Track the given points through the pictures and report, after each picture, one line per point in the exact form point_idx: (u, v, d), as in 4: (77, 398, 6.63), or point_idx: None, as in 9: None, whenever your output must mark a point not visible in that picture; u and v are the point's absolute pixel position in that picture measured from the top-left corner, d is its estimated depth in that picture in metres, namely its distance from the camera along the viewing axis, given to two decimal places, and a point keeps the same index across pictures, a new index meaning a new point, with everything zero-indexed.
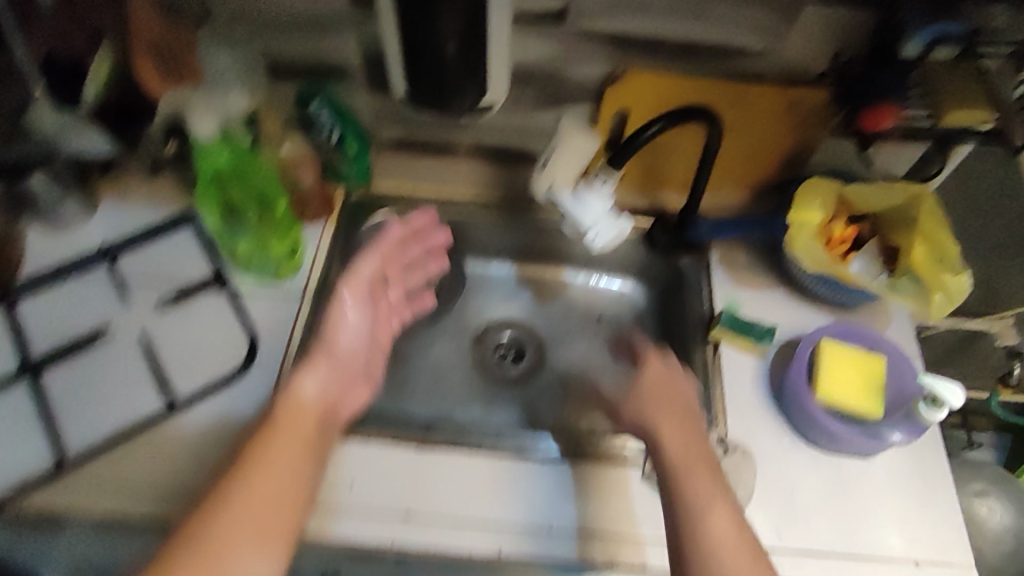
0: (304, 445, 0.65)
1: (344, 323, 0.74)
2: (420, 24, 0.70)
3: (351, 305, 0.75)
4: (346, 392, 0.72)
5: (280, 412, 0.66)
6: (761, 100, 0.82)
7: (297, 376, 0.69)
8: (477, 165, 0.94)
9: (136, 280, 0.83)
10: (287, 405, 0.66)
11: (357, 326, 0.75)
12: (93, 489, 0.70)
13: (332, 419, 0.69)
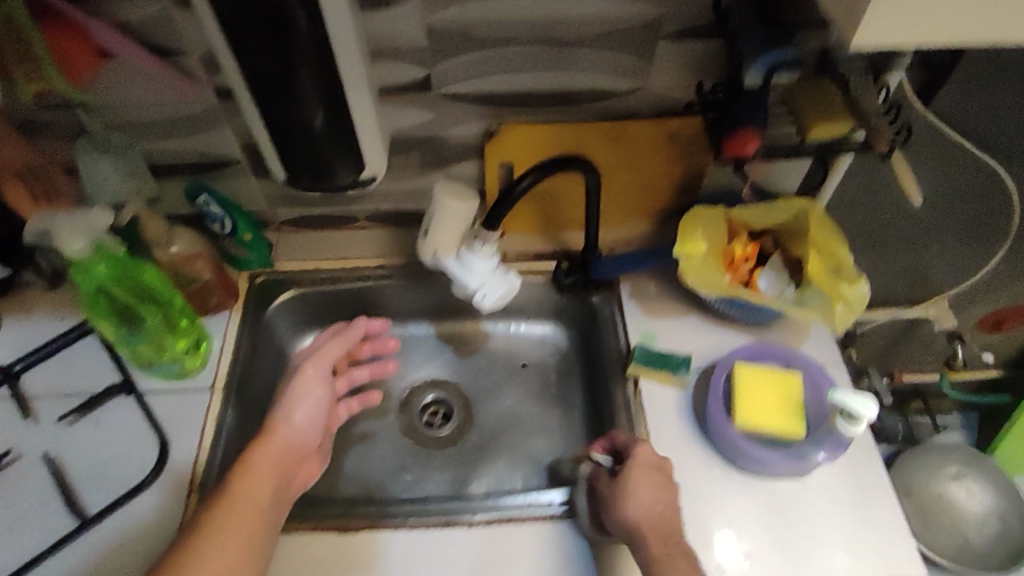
0: (257, 516, 0.68)
1: (309, 397, 0.79)
2: (278, 112, 0.71)
3: (319, 380, 0.80)
4: (301, 464, 0.76)
5: (242, 476, 0.70)
6: (636, 133, 0.83)
7: (257, 444, 0.73)
8: (380, 231, 0.96)
9: (41, 395, 0.82)
10: (246, 468, 0.70)
11: (309, 412, 0.78)
12: None
13: (286, 487, 0.73)
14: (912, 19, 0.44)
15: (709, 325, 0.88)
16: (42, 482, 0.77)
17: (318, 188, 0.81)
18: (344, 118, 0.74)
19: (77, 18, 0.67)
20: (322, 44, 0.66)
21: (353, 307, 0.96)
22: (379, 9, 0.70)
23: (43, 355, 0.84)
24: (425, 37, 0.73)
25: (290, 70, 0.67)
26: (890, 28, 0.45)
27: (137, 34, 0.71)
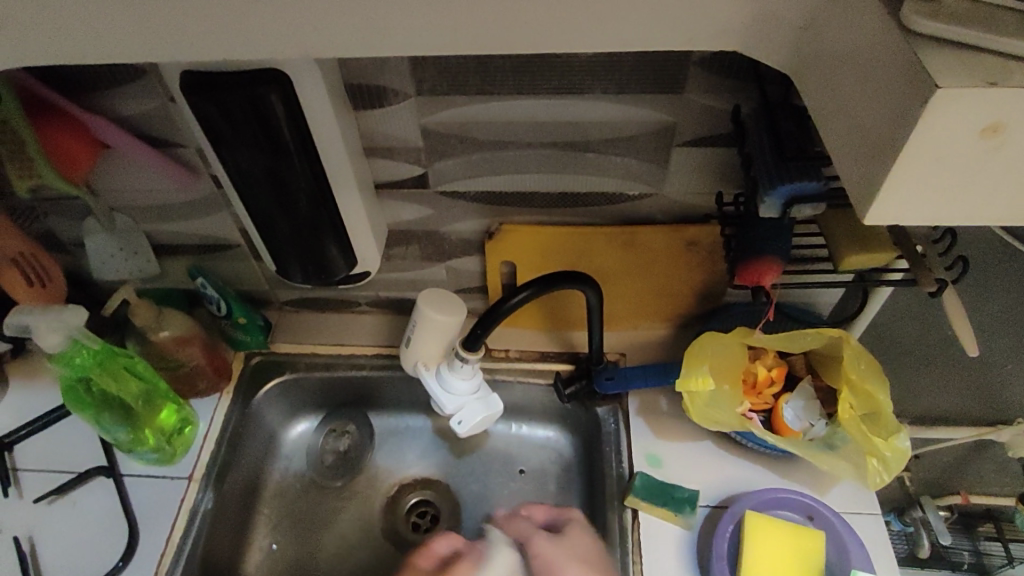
0: None
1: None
2: (261, 212, 0.69)
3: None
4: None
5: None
6: (648, 240, 0.76)
7: None
8: (382, 319, 0.94)
9: (34, 470, 0.84)
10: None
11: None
12: None
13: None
14: (938, 193, 0.37)
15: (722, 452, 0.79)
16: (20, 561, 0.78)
17: (313, 282, 0.78)
18: (334, 212, 0.71)
19: (74, 112, 0.67)
20: (309, 145, 0.64)
21: (349, 394, 0.94)
22: (372, 107, 0.67)
23: (41, 427, 0.87)
24: (420, 137, 0.69)
25: (278, 169, 0.64)
26: (911, 205, 0.37)
27: (136, 126, 0.70)
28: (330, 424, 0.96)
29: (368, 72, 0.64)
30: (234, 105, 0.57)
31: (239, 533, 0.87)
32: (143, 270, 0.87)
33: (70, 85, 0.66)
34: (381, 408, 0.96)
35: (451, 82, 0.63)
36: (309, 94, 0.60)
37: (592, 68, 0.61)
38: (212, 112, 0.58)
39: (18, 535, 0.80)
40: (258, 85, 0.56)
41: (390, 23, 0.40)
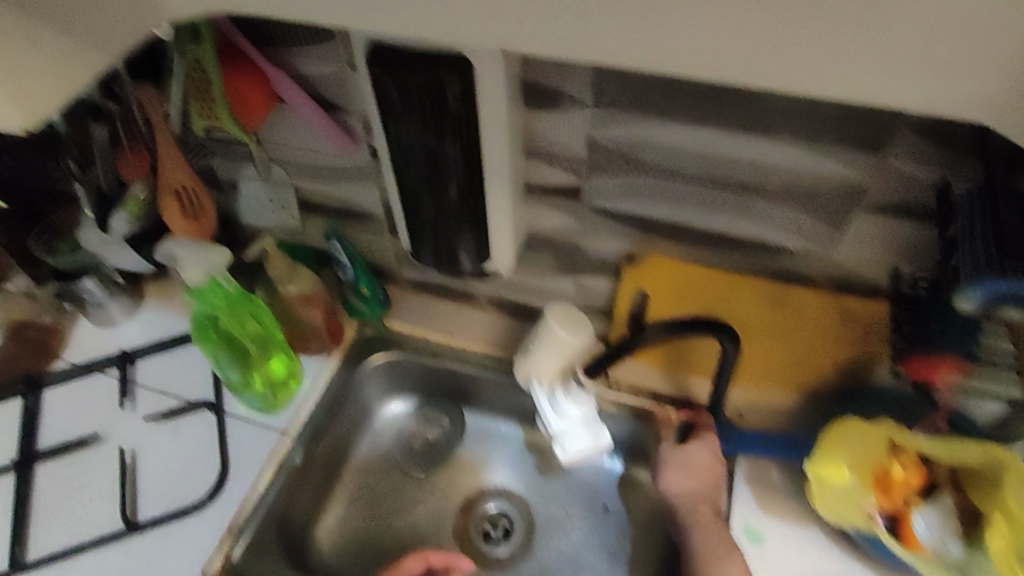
0: None
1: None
2: (411, 193, 0.69)
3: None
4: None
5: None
6: (802, 302, 0.72)
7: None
8: (497, 321, 0.93)
9: (152, 388, 0.90)
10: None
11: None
12: None
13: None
14: None
15: (832, 545, 0.72)
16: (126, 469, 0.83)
17: (442, 271, 0.78)
18: (483, 208, 0.70)
19: (259, 64, 0.69)
20: (474, 137, 0.62)
21: (448, 385, 0.94)
22: (544, 111, 0.65)
23: (168, 351, 0.93)
24: (584, 149, 0.67)
25: (438, 154, 0.63)
26: None
27: (313, 86, 0.72)
28: (424, 411, 0.96)
29: (549, 75, 0.61)
30: (413, 85, 0.57)
31: (321, 495, 0.89)
32: (286, 224, 0.92)
33: (263, 36, 0.69)
34: (475, 407, 0.95)
35: (631, 100, 0.60)
36: (490, 86, 0.59)
37: (788, 110, 0.56)
38: (388, 82, 0.58)
39: (128, 445, 0.85)
40: (442, 68, 0.56)
41: (601, 35, 0.37)
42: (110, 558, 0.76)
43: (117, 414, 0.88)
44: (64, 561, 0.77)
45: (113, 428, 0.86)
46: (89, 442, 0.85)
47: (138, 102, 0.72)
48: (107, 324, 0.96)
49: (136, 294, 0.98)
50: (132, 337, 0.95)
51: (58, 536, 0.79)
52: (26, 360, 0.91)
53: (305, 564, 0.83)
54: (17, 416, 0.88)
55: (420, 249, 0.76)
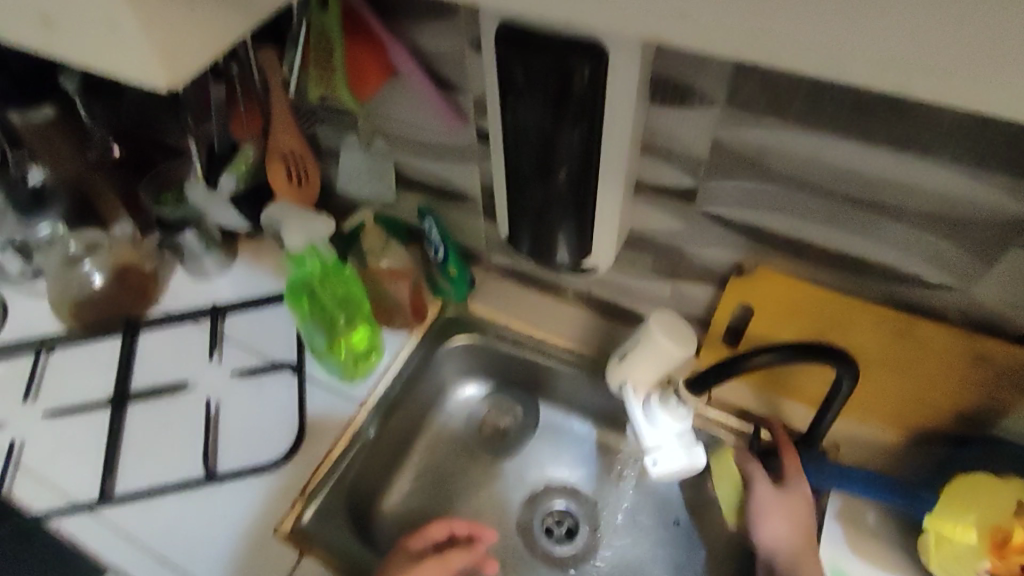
0: None
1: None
2: (518, 182, 0.68)
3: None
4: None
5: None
6: (928, 337, 0.64)
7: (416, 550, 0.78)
8: (583, 317, 0.92)
9: (239, 344, 0.93)
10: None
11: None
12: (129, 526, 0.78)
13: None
14: None
15: None
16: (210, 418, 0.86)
17: (535, 258, 0.77)
18: (590, 203, 0.68)
19: (379, 33, 0.68)
20: (594, 127, 0.60)
21: (523, 375, 0.94)
22: (671, 106, 0.61)
23: (258, 312, 0.95)
24: (708, 150, 0.63)
25: (553, 141, 0.61)
26: None
27: (428, 60, 0.71)
28: (498, 399, 0.96)
29: (683, 69, 0.57)
30: (540, 68, 0.55)
31: (391, 469, 0.89)
32: (381, 195, 0.92)
33: (386, 5, 0.68)
34: (550, 399, 0.95)
35: (770, 103, 0.56)
36: (621, 76, 0.55)
37: (950, 128, 0.51)
38: (515, 63, 0.56)
39: (213, 395, 0.88)
40: (573, 52, 0.53)
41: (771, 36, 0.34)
42: (188, 502, 0.79)
43: (204, 364, 0.91)
44: (144, 499, 0.80)
45: (200, 378, 0.89)
46: (176, 388, 0.88)
47: (257, 63, 0.72)
48: (200, 276, 1.00)
49: (230, 250, 1.01)
50: (225, 291, 0.99)
51: (142, 474, 0.82)
52: (127, 303, 0.96)
53: (370, 535, 0.84)
54: (115, 355, 0.92)
55: (520, 236, 0.75)
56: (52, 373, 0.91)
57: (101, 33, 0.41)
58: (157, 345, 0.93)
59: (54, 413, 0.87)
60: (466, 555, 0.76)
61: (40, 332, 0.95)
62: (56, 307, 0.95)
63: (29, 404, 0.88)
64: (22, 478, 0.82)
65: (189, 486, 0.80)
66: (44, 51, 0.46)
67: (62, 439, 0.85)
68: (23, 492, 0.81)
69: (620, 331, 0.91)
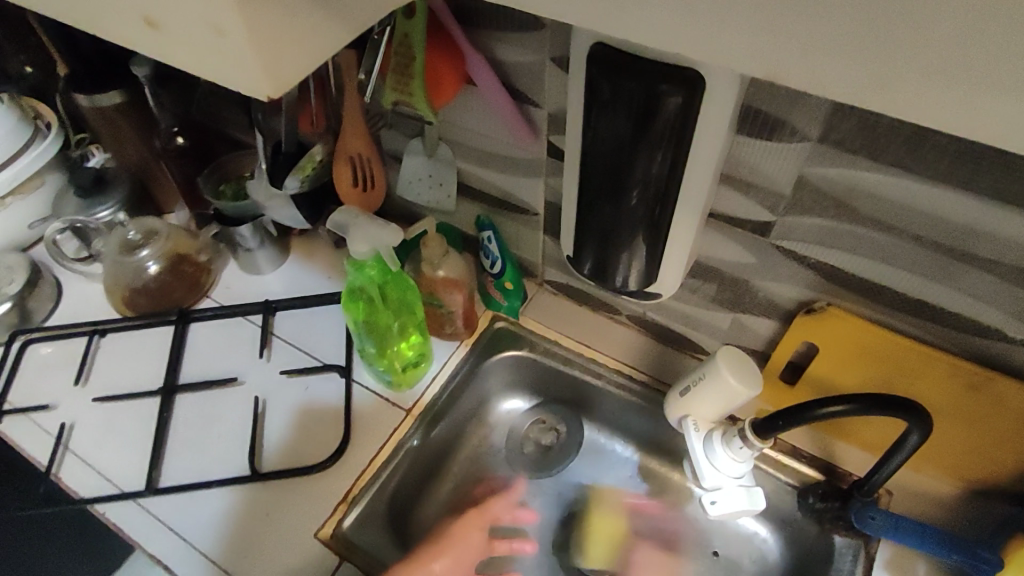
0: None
1: (466, 541, 0.81)
2: (589, 203, 0.67)
3: (478, 528, 0.83)
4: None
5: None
6: (1005, 393, 0.62)
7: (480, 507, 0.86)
8: (635, 338, 0.93)
9: (289, 343, 0.94)
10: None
11: (449, 562, 0.79)
12: (171, 519, 0.78)
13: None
14: None
15: None
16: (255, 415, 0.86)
17: (597, 282, 0.75)
18: (660, 232, 0.67)
19: (460, 42, 0.68)
20: (677, 155, 0.59)
21: (570, 392, 0.94)
22: (757, 138, 0.59)
23: (309, 312, 0.97)
24: (789, 186, 0.61)
25: (632, 165, 0.60)
26: None
27: (505, 73, 0.71)
28: (541, 414, 0.97)
29: (773, 101, 0.56)
30: (627, 92, 0.54)
31: (431, 476, 0.90)
32: (440, 203, 0.93)
33: (469, 17, 0.68)
34: (595, 418, 0.95)
35: (864, 142, 0.54)
36: (710, 104, 0.55)
37: None
38: (602, 84, 0.56)
39: (261, 392, 0.89)
40: (665, 78, 0.52)
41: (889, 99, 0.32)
42: (229, 499, 0.80)
43: (253, 361, 0.92)
44: (186, 492, 0.80)
45: (247, 374, 0.91)
46: (223, 382, 0.89)
47: (334, 65, 0.71)
48: (254, 270, 1.02)
49: (284, 247, 1.03)
50: (281, 288, 1.01)
51: (184, 466, 0.83)
52: (179, 294, 0.98)
53: (408, 543, 0.84)
54: (165, 345, 0.94)
55: (582, 255, 0.73)
56: (104, 358, 0.94)
57: (201, 39, 0.40)
58: (207, 337, 0.95)
59: (102, 398, 0.89)
60: (505, 501, 0.87)
61: (95, 317, 0.99)
62: (110, 292, 0.98)
63: (80, 387, 0.91)
64: (69, 460, 0.84)
65: (231, 483, 0.80)
66: (132, 46, 0.45)
67: (112, 426, 0.87)
68: (70, 474, 0.83)
69: (674, 357, 0.91)
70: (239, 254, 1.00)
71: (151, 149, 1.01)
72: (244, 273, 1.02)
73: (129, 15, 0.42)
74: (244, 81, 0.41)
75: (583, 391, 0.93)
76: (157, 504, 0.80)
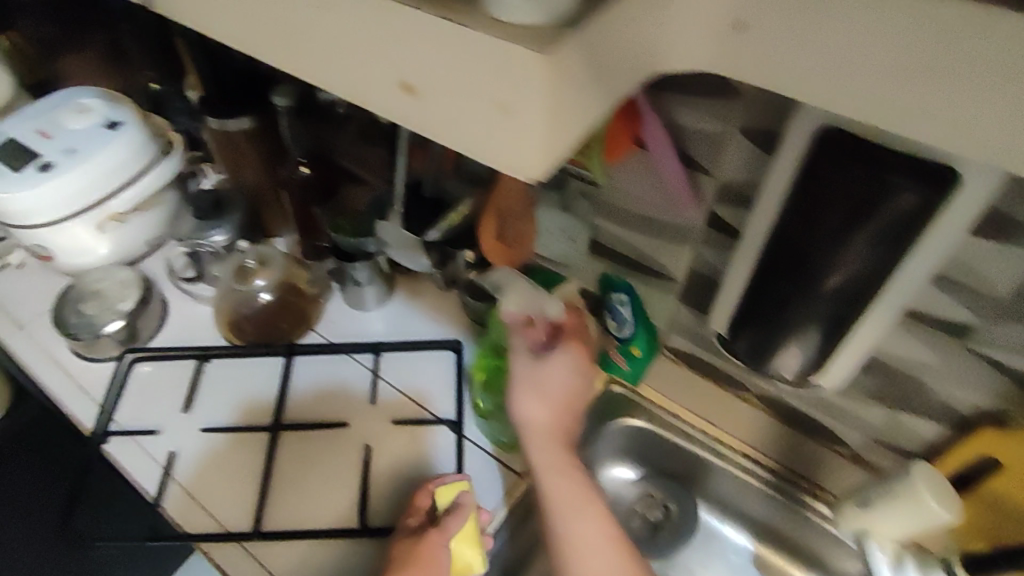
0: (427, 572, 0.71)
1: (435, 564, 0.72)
2: (765, 281, 0.66)
3: (442, 548, 0.73)
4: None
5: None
6: None
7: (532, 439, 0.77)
8: (760, 416, 0.90)
9: (396, 389, 0.91)
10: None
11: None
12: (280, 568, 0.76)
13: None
14: None
15: None
16: (364, 463, 0.84)
17: (750, 363, 0.73)
18: (840, 325, 0.65)
19: (643, 111, 0.69)
20: (893, 250, 0.57)
21: (683, 467, 0.92)
22: (983, 240, 0.58)
23: (415, 357, 0.93)
24: (1008, 291, 0.59)
25: (833, 253, 0.58)
26: None
27: (682, 139, 0.71)
28: (650, 489, 0.94)
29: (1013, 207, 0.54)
30: (848, 177, 0.54)
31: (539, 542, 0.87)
32: (568, 254, 0.92)
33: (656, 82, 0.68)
34: (708, 498, 0.93)
35: None
36: (951, 205, 0.53)
37: None
38: (820, 164, 0.56)
39: (370, 437, 0.86)
40: (901, 170, 0.51)
41: None
42: (340, 551, 0.78)
43: (361, 403, 0.89)
44: (293, 539, 0.78)
45: (356, 417, 0.88)
46: (331, 424, 0.87)
47: None
48: (359, 306, 0.99)
49: (391, 284, 1.00)
50: (386, 326, 0.98)
51: (290, 511, 0.80)
52: (286, 325, 0.95)
53: None
54: (271, 378, 0.92)
55: (742, 330, 0.72)
56: (208, 384, 0.92)
57: (476, 113, 0.42)
58: (312, 374, 0.92)
59: (210, 428, 0.87)
60: (461, 518, 0.74)
61: (200, 340, 0.97)
62: (218, 317, 0.96)
63: (186, 415, 0.89)
64: (173, 492, 0.82)
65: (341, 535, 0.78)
66: (390, 113, 0.47)
67: (218, 459, 0.85)
68: (172, 507, 0.81)
69: (801, 442, 0.88)
70: (349, 290, 0.97)
71: (272, 176, 0.99)
72: (349, 309, 1.00)
73: (386, 80, 0.45)
74: (516, 161, 0.43)
75: (701, 469, 0.91)
76: (262, 550, 0.77)
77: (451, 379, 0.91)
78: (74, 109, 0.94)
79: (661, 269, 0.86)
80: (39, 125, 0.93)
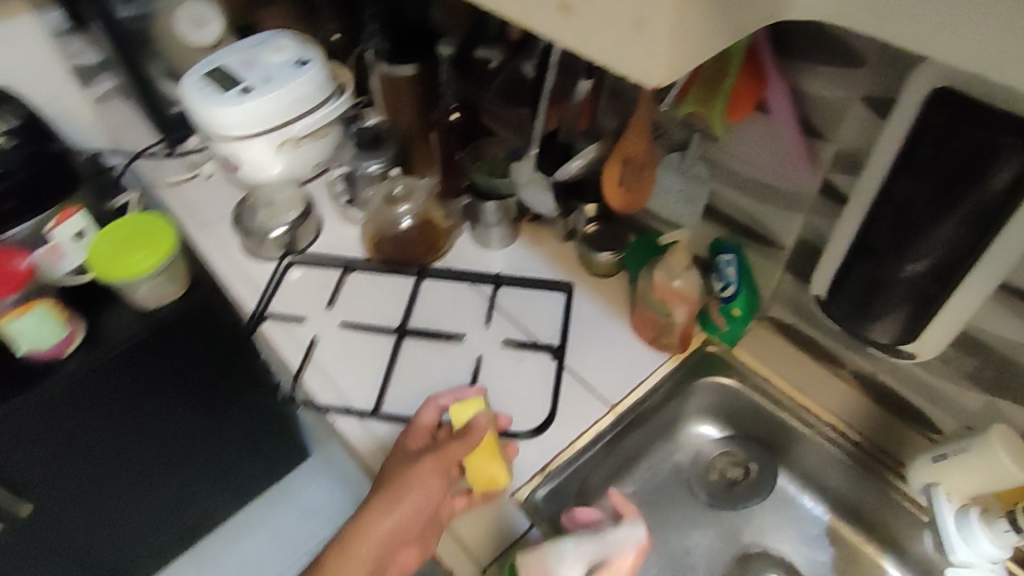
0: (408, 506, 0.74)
1: (426, 488, 0.75)
2: (869, 247, 0.70)
3: (434, 473, 0.76)
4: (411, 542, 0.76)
5: (348, 548, 0.74)
6: None
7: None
8: (851, 392, 0.93)
9: (509, 317, 1.01)
10: (353, 541, 0.74)
11: (402, 517, 0.74)
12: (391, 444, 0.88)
13: (387, 565, 0.75)
14: None
15: None
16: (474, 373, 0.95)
17: (844, 328, 0.77)
18: (940, 287, 0.67)
19: (768, 73, 0.75)
20: (993, 223, 0.61)
21: (767, 432, 0.96)
22: None
23: (529, 292, 1.03)
24: None
25: (938, 218, 0.62)
26: None
27: (803, 105, 0.76)
28: (733, 449, 0.99)
29: None
30: (961, 139, 0.58)
31: (620, 472, 0.95)
32: (682, 219, 0.99)
33: (786, 50, 0.75)
34: (791, 467, 0.96)
35: None
36: None
37: None
38: (932, 128, 0.61)
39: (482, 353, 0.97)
40: (1015, 132, 0.55)
41: None
42: None
43: (476, 324, 1.00)
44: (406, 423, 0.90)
45: (471, 335, 0.99)
46: (450, 337, 0.98)
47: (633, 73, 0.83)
48: (485, 244, 1.10)
49: (516, 229, 1.10)
50: (506, 263, 1.08)
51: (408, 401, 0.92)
52: (420, 251, 1.07)
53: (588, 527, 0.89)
54: (403, 293, 1.05)
55: (845, 294, 0.74)
56: (350, 290, 1.06)
57: (614, 26, 0.51)
58: (438, 294, 1.04)
59: (347, 324, 1.01)
60: (465, 445, 0.77)
61: (347, 254, 1.11)
62: (365, 236, 1.10)
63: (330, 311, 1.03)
64: (312, 369, 0.96)
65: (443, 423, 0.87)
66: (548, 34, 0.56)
67: (351, 350, 0.98)
68: (310, 381, 0.95)
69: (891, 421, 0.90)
70: (479, 228, 1.08)
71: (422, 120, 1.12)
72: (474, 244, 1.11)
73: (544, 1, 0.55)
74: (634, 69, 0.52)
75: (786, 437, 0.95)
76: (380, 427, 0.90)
77: (560, 316, 1.00)
78: (271, 47, 1.11)
79: (770, 238, 0.91)
80: (242, 57, 1.10)
